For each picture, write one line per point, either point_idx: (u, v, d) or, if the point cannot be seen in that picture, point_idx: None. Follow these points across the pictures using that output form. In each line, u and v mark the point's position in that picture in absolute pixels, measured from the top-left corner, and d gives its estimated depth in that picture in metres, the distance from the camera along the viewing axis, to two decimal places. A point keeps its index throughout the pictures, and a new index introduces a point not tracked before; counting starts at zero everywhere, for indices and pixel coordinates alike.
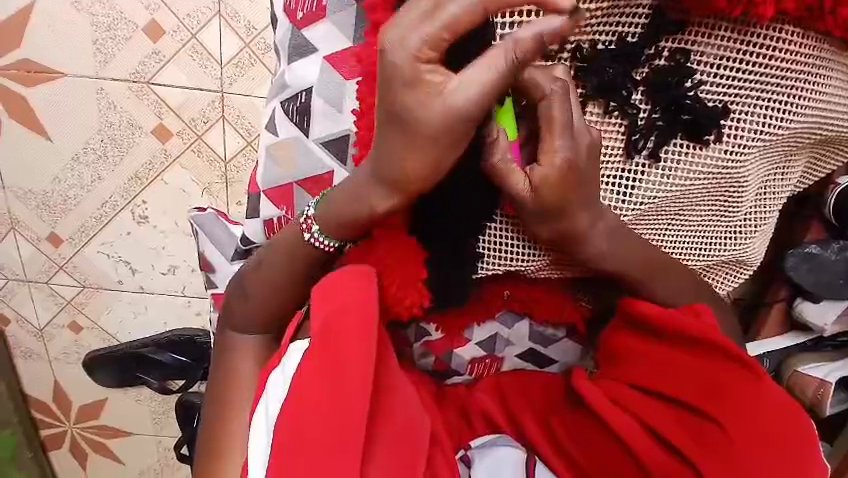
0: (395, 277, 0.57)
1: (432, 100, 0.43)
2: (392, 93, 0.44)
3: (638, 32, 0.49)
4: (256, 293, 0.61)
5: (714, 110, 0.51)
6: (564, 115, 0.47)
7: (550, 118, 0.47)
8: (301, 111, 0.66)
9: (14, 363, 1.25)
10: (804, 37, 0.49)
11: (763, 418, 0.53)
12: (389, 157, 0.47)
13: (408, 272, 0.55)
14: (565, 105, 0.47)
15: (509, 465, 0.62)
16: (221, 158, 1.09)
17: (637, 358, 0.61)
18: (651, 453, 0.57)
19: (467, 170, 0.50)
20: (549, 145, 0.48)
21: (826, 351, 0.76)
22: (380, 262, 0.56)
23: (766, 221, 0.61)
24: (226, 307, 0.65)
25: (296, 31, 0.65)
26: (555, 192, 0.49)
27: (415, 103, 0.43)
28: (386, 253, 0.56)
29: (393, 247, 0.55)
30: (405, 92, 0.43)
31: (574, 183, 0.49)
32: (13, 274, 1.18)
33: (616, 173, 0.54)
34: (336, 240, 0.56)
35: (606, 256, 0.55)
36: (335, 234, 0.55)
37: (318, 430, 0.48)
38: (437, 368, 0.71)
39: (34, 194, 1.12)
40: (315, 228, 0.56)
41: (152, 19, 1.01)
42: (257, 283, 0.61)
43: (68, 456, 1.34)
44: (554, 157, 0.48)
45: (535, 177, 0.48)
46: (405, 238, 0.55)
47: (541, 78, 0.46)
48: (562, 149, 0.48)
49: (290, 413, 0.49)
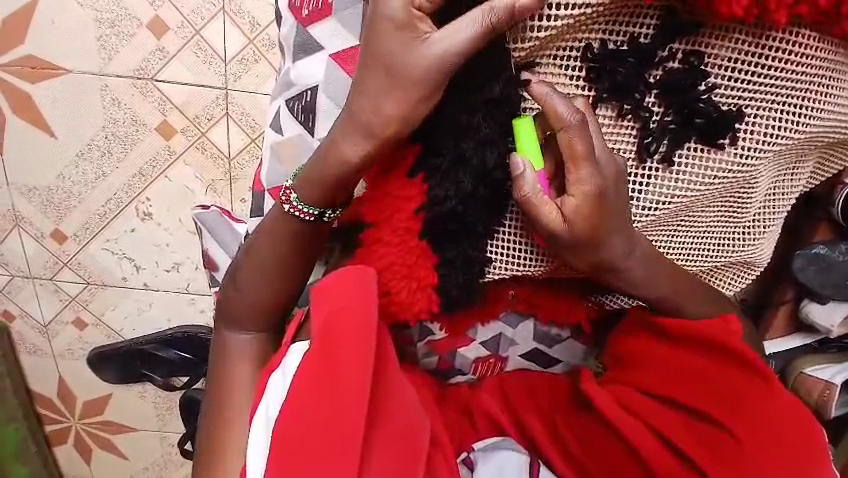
0: (406, 284, 0.57)
1: (414, 44, 0.46)
2: (382, 35, 0.47)
3: (650, 34, 0.48)
4: (250, 286, 0.61)
5: (727, 113, 0.50)
6: (581, 136, 0.46)
7: (571, 150, 0.46)
8: (306, 110, 0.66)
9: (17, 358, 1.25)
10: (820, 42, 0.48)
11: (774, 421, 0.53)
12: (364, 101, 0.48)
13: (419, 275, 0.56)
14: (584, 134, 0.46)
15: (513, 467, 0.62)
16: (225, 155, 1.09)
17: (650, 358, 0.60)
18: (656, 451, 0.57)
19: (481, 174, 0.51)
20: (573, 176, 0.47)
21: (831, 353, 0.76)
22: (391, 267, 0.56)
23: (774, 223, 0.60)
24: (219, 308, 0.64)
25: (301, 28, 0.65)
26: (588, 222, 0.49)
27: (395, 43, 0.46)
28: (397, 258, 0.56)
29: (406, 255, 0.55)
30: (394, 35, 0.46)
31: (604, 211, 0.49)
32: (18, 269, 1.18)
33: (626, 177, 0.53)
34: (314, 207, 0.54)
35: (646, 281, 0.56)
36: (310, 198, 0.54)
37: (316, 436, 0.48)
38: (441, 367, 0.70)
39: (38, 191, 1.12)
40: (292, 196, 0.55)
41: (156, 16, 1.00)
42: (251, 274, 0.61)
43: (72, 451, 1.34)
44: (583, 186, 0.47)
45: (567, 210, 0.48)
46: (417, 244, 0.55)
47: (564, 107, 0.46)
48: (588, 178, 0.47)
49: (290, 416, 0.49)
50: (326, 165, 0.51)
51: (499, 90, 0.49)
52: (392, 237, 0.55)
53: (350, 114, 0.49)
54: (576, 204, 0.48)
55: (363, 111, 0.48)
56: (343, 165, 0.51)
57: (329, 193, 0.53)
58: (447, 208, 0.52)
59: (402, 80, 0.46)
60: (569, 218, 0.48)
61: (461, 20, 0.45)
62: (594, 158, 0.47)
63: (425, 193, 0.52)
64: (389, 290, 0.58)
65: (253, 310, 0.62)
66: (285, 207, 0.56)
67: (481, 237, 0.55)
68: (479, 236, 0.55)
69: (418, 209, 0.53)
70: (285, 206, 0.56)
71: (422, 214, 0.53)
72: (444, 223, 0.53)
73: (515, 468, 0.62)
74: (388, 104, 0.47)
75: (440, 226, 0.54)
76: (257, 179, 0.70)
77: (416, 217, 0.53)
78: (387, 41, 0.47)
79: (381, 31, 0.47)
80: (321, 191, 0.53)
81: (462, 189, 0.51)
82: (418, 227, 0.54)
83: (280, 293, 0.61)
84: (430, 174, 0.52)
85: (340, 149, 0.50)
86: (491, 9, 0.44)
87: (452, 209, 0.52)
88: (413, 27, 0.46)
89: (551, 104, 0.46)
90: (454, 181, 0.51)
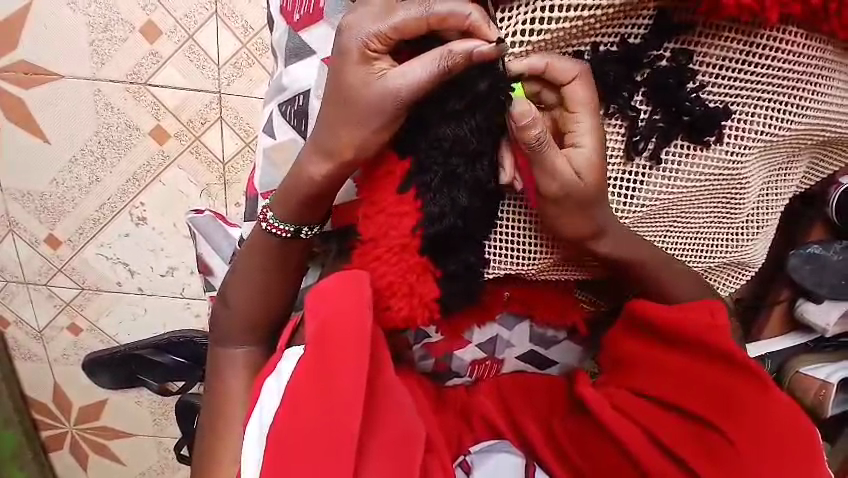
0: (408, 301, 0.57)
1: (372, 79, 0.47)
2: (342, 67, 0.48)
3: (640, 34, 0.48)
4: (238, 291, 0.61)
5: (715, 110, 0.50)
6: (586, 82, 0.48)
7: (581, 100, 0.48)
8: (299, 114, 0.64)
9: (13, 365, 1.25)
10: (808, 39, 0.48)
11: (769, 425, 0.53)
12: (326, 127, 0.50)
13: (421, 292, 0.56)
14: (592, 88, 0.48)
15: (509, 466, 0.62)
16: (219, 159, 1.08)
17: (645, 363, 0.60)
18: (647, 452, 0.57)
19: (477, 187, 0.51)
20: (578, 130, 0.49)
21: (825, 351, 0.76)
22: (390, 285, 0.56)
23: (767, 223, 0.60)
24: (212, 323, 0.65)
25: (293, 32, 0.64)
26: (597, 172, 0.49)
27: (354, 75, 0.47)
28: (396, 276, 0.55)
29: (405, 272, 0.55)
30: (352, 67, 0.47)
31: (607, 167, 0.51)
32: (12, 276, 1.17)
33: (621, 176, 0.53)
34: (291, 224, 0.56)
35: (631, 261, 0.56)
36: (287, 216, 0.56)
37: (310, 447, 0.48)
38: (437, 369, 0.69)
39: (32, 197, 1.11)
40: (269, 214, 0.57)
41: (149, 20, 1.01)
42: (241, 282, 0.61)
43: (68, 459, 1.33)
44: (590, 138, 0.49)
45: (578, 166, 0.49)
46: (417, 261, 0.54)
47: (567, 65, 0.47)
48: (598, 130, 0.49)
49: (282, 428, 0.49)
50: (301, 178, 0.53)
51: (486, 88, 0.46)
52: (390, 254, 0.54)
53: (316, 137, 0.51)
54: (589, 152, 0.49)
55: (325, 135, 0.50)
56: (311, 182, 0.52)
57: (301, 211, 0.55)
58: (443, 227, 0.52)
59: (358, 111, 0.48)
60: (581, 173, 0.49)
61: (416, 61, 0.46)
62: (598, 108, 0.49)
63: (419, 210, 0.51)
64: (389, 306, 0.57)
65: (244, 317, 0.62)
66: (264, 226, 0.58)
67: (474, 244, 0.55)
68: (475, 242, 0.55)
69: (416, 225, 0.52)
70: (263, 223, 0.58)
71: (420, 230, 0.52)
72: (443, 237, 0.53)
73: (512, 469, 0.62)
74: (345, 132, 0.49)
75: (437, 239, 0.53)
76: (252, 183, 0.70)
77: (413, 234, 0.52)
78: (349, 73, 0.48)
79: (344, 62, 0.48)
80: (297, 204, 0.54)
81: (457, 205, 0.51)
82: (420, 244, 0.53)
83: (270, 299, 0.62)
84: (422, 191, 0.51)
85: (301, 163, 0.53)
86: (447, 53, 0.45)
87: (452, 224, 0.52)
88: (371, 64, 0.47)
89: (559, 63, 0.47)
90: (450, 198, 0.51)
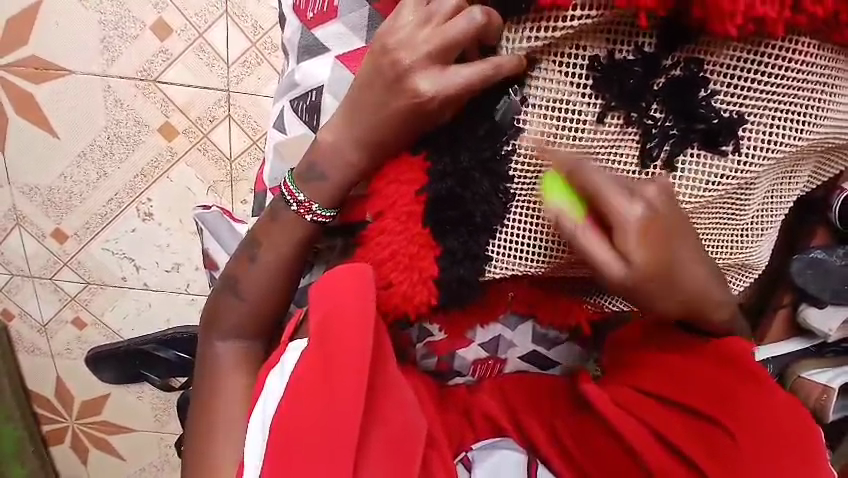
0: (408, 277, 0.57)
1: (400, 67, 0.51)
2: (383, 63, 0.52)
3: (653, 42, 0.50)
4: (246, 285, 0.62)
5: (729, 120, 0.51)
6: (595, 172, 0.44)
7: (605, 197, 0.44)
8: (311, 110, 0.65)
9: (16, 359, 1.25)
10: (820, 50, 0.49)
11: (767, 428, 0.54)
12: (358, 121, 0.54)
13: (421, 268, 0.56)
14: (610, 177, 0.45)
15: (510, 465, 0.64)
16: (226, 156, 1.09)
17: (650, 364, 0.61)
18: (649, 446, 0.58)
19: (477, 152, 0.53)
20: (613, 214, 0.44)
21: (826, 356, 0.77)
22: (394, 257, 0.56)
23: (771, 226, 0.60)
24: (208, 315, 0.64)
25: (306, 30, 0.65)
26: (656, 257, 0.46)
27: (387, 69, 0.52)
28: (400, 247, 0.56)
29: (410, 242, 0.55)
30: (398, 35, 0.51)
31: (672, 240, 0.47)
32: (18, 269, 1.18)
33: (633, 146, 0.52)
34: (332, 209, 0.58)
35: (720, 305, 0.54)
36: (326, 200, 0.58)
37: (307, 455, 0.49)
38: (439, 368, 0.70)
39: (39, 191, 1.12)
40: (314, 205, 0.58)
41: (160, 18, 1.02)
42: (249, 275, 0.62)
43: (69, 453, 1.33)
44: (636, 224, 0.45)
45: (625, 249, 0.45)
46: (420, 232, 0.55)
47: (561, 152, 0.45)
48: (648, 211, 0.45)
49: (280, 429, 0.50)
50: (349, 167, 0.56)
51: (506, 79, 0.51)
52: (396, 224, 0.55)
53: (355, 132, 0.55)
54: (638, 247, 0.45)
55: (369, 118, 0.54)
56: (349, 168, 0.56)
57: (339, 193, 0.57)
58: (447, 188, 0.53)
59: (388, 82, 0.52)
60: (636, 263, 0.45)
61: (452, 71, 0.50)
62: (625, 190, 0.45)
63: (426, 171, 0.54)
64: (391, 283, 0.58)
65: (250, 310, 0.63)
66: (307, 218, 0.59)
67: (482, 231, 0.55)
68: (480, 228, 0.55)
69: (421, 190, 0.54)
70: (307, 217, 0.59)
71: (425, 195, 0.54)
72: (449, 211, 0.54)
73: (514, 467, 0.64)
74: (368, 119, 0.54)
75: (439, 209, 0.54)
76: (261, 178, 0.71)
77: (418, 200, 0.54)
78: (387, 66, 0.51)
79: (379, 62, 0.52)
80: (331, 191, 0.57)
81: (459, 165, 0.53)
82: (422, 213, 0.54)
83: (273, 288, 0.62)
84: (431, 153, 0.54)
85: (338, 148, 0.56)
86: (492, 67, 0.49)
87: (451, 190, 0.53)
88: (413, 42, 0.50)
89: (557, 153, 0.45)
90: (454, 156, 0.53)
